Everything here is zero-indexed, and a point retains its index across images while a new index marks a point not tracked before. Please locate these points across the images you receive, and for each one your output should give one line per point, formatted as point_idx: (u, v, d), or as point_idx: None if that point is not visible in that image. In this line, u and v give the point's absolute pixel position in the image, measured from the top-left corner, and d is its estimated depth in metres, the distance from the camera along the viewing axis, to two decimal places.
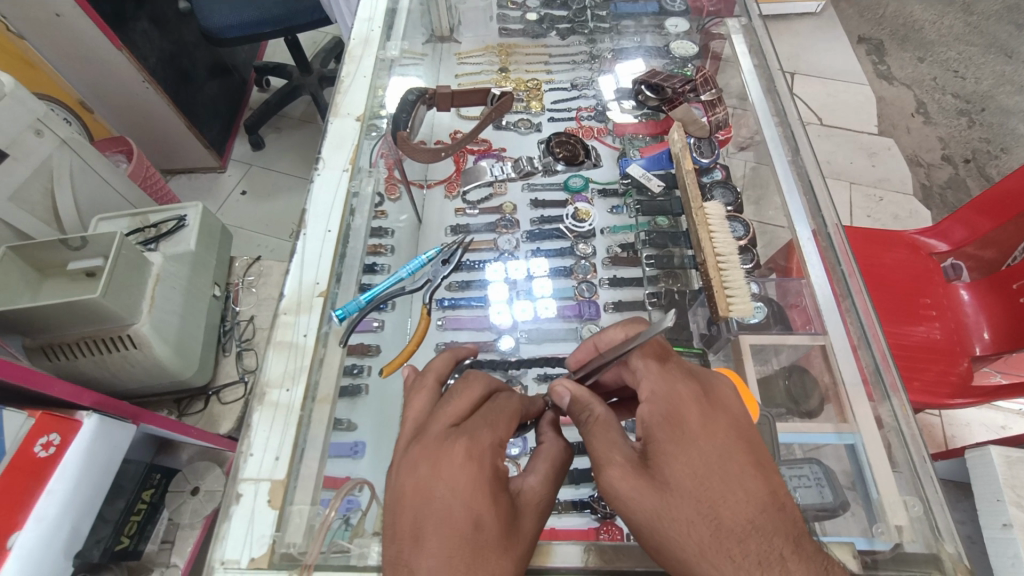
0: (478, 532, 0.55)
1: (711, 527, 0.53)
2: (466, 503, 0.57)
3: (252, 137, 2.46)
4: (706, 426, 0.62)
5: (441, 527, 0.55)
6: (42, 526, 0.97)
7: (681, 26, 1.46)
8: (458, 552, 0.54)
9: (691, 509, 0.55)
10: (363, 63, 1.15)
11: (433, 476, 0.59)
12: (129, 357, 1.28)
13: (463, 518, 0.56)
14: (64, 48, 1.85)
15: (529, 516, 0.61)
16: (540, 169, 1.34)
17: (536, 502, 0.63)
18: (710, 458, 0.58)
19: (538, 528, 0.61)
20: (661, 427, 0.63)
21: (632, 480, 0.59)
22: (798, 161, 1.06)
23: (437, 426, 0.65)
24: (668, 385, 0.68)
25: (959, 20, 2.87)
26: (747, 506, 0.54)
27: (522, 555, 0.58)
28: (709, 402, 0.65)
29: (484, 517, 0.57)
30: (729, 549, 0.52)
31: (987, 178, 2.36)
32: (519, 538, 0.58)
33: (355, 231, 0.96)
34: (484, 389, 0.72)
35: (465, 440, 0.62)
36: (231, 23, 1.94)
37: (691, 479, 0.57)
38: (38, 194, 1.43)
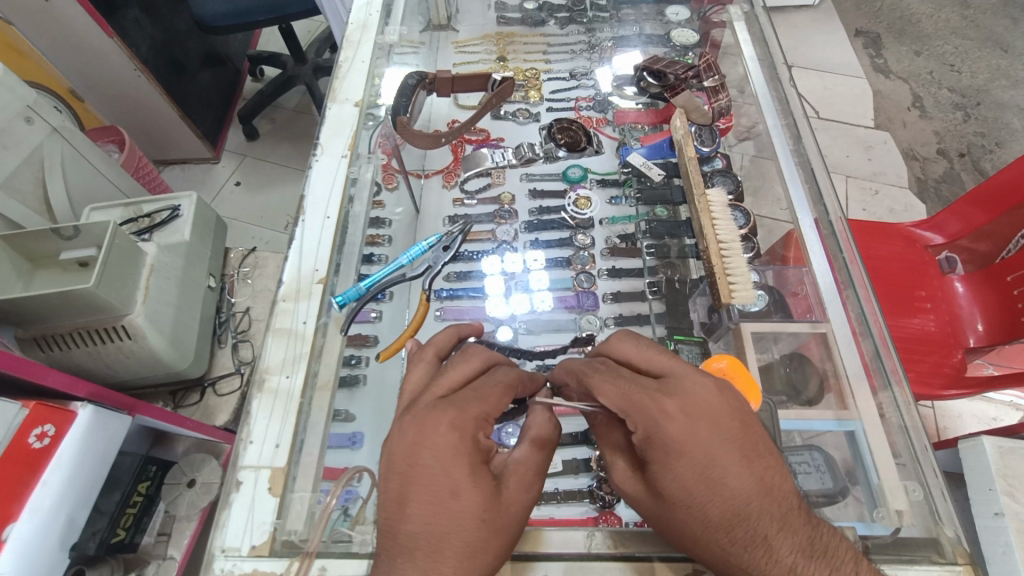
0: (455, 500, 0.57)
1: (707, 526, 0.58)
2: (446, 472, 0.58)
3: (246, 127, 2.43)
4: (684, 439, 0.60)
5: (423, 493, 0.57)
6: (37, 518, 0.96)
7: (681, 15, 1.44)
8: (438, 520, 0.56)
9: (687, 516, 0.60)
10: (361, 49, 1.14)
11: (419, 443, 0.60)
12: (123, 348, 1.27)
13: (443, 485, 0.58)
14: (54, 35, 1.82)
15: (517, 488, 0.62)
16: (540, 156, 1.33)
17: (523, 473, 0.63)
18: (695, 471, 0.59)
19: (525, 500, 0.62)
20: (647, 448, 0.62)
21: (635, 484, 0.66)
22: (800, 150, 1.06)
23: (428, 397, 0.66)
24: (642, 400, 0.63)
25: (955, 14, 2.87)
26: (734, 504, 0.57)
27: (508, 523, 0.60)
28: (686, 409, 0.61)
29: (467, 487, 0.58)
30: (720, 540, 0.58)
31: (982, 172, 2.37)
32: (505, 509, 0.60)
33: (354, 218, 0.95)
34: (482, 361, 0.72)
35: (452, 412, 0.62)
36: (222, 12, 1.90)
37: (683, 489, 0.59)
38: (29, 183, 1.40)
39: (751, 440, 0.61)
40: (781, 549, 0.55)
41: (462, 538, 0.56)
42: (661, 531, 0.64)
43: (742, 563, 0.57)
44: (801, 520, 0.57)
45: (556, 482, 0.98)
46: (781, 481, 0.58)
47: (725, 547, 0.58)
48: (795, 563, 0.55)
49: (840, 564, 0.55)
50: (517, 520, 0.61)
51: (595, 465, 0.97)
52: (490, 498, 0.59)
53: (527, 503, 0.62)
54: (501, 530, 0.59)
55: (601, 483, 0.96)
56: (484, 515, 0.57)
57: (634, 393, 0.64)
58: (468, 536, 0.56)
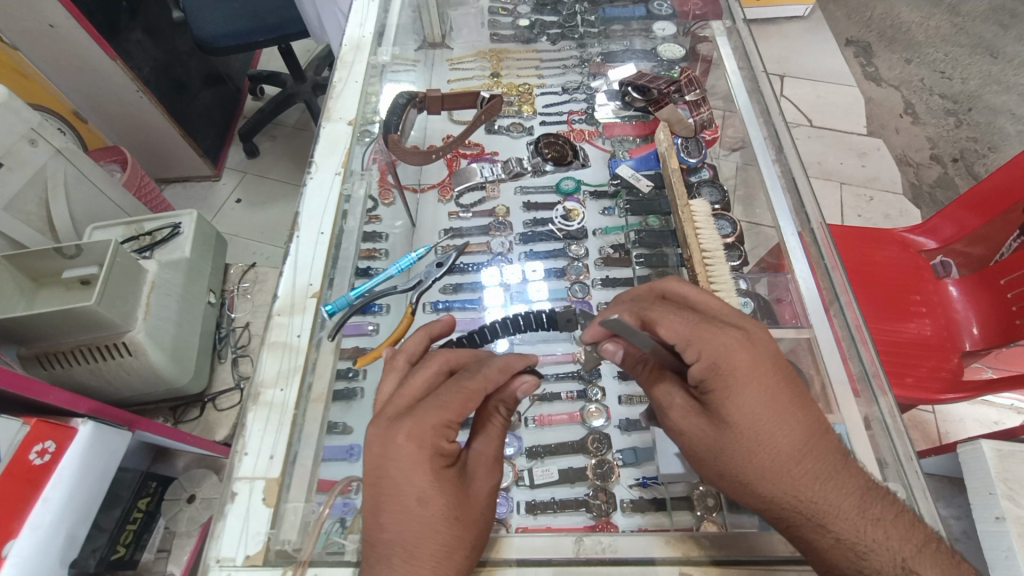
0: (423, 507, 0.60)
1: (773, 460, 0.64)
2: (412, 482, 0.60)
3: (246, 145, 2.47)
4: (752, 372, 0.66)
5: (392, 503, 0.60)
6: (38, 534, 0.97)
7: (668, 30, 1.48)
8: (413, 525, 0.59)
9: (753, 449, 0.65)
10: (355, 69, 1.17)
11: (384, 457, 0.61)
12: (125, 364, 1.29)
13: (410, 495, 0.60)
14: (58, 59, 1.86)
15: (484, 484, 0.67)
16: (529, 170, 1.36)
17: (487, 466, 0.69)
18: (762, 404, 0.65)
19: (490, 487, 0.68)
20: (712, 380, 0.66)
21: (692, 421, 0.71)
22: (783, 160, 1.09)
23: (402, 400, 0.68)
24: (709, 332, 0.67)
25: (945, 21, 2.91)
26: (797, 439, 0.64)
27: (478, 515, 0.64)
28: (750, 345, 0.67)
29: (434, 493, 0.61)
30: (785, 474, 0.64)
31: (976, 176, 2.39)
32: (476, 502, 0.64)
33: (348, 233, 0.97)
34: (442, 367, 0.72)
35: (409, 423, 0.62)
36: (223, 32, 1.95)
37: (749, 425, 0.65)
38: (33, 203, 1.43)
39: (804, 387, 0.68)
40: (844, 484, 0.63)
41: (440, 539, 0.59)
42: (721, 472, 0.69)
43: (809, 502, 0.62)
44: (851, 460, 0.65)
45: (552, 492, 0.97)
46: (831, 425, 0.67)
47: (794, 486, 0.63)
48: (860, 499, 0.62)
49: (892, 501, 0.63)
50: (485, 512, 0.66)
51: (592, 476, 0.98)
52: (458, 497, 0.62)
53: (492, 490, 0.68)
54: (475, 525, 0.63)
55: (597, 493, 0.95)
56: (456, 513, 0.61)
57: (699, 325, 0.68)
58: (440, 539, 0.59)
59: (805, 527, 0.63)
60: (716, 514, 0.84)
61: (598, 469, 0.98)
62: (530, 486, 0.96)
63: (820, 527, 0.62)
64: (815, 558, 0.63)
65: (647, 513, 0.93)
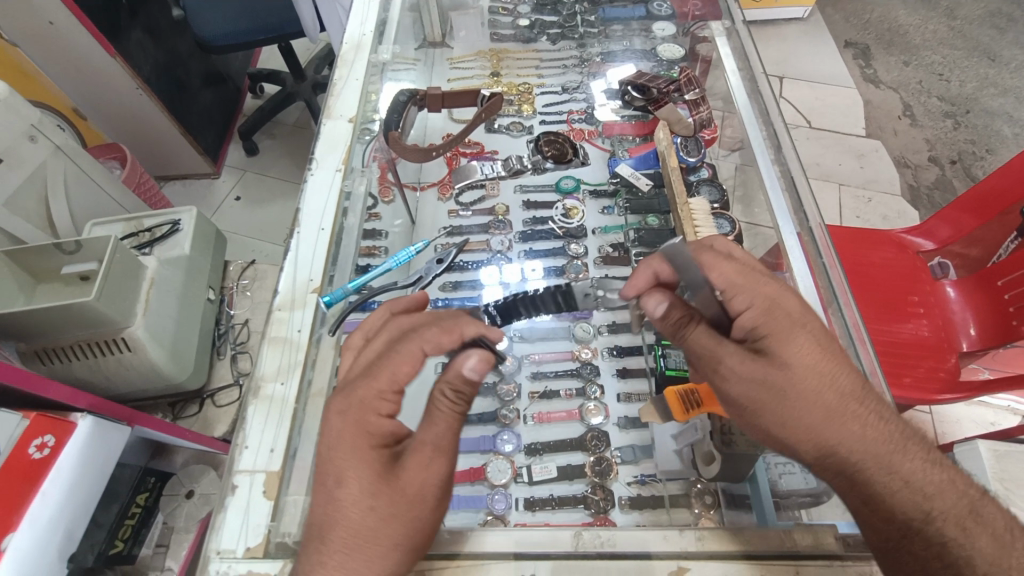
0: (339, 487, 0.60)
1: (832, 407, 0.65)
2: (335, 458, 0.61)
3: (246, 143, 2.48)
4: (800, 319, 0.69)
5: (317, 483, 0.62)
6: (36, 529, 0.97)
7: (667, 30, 1.49)
8: (327, 505, 0.60)
9: (814, 396, 0.65)
10: (355, 67, 1.17)
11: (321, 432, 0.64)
12: (123, 361, 1.29)
13: (331, 473, 0.61)
14: (58, 56, 1.86)
15: (415, 471, 0.61)
16: (528, 168, 1.36)
17: (425, 455, 0.61)
18: (817, 351, 0.67)
19: (425, 479, 0.61)
20: (768, 324, 0.68)
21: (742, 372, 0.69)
22: (781, 160, 1.10)
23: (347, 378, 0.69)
24: (757, 279, 0.71)
25: (943, 24, 2.92)
26: (851, 386, 0.66)
27: (398, 505, 0.59)
28: (791, 298, 0.71)
29: (348, 473, 0.60)
30: (847, 420, 0.64)
31: (974, 178, 2.40)
32: (397, 489, 0.60)
33: (348, 230, 0.97)
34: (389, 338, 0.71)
35: (339, 398, 0.65)
36: (224, 30, 1.95)
37: (808, 370, 0.66)
38: (32, 200, 1.43)
39: None
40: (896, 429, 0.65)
41: (350, 523, 0.58)
42: (779, 430, 0.67)
43: (871, 450, 0.63)
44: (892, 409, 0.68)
45: (551, 488, 0.99)
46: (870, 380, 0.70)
47: (855, 434, 0.64)
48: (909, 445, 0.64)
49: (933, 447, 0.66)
50: (412, 503, 0.60)
51: (590, 473, 0.98)
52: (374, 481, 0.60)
53: (430, 481, 0.61)
54: (395, 515, 0.59)
55: (595, 489, 0.96)
56: (367, 498, 0.59)
57: (749, 273, 0.72)
58: (352, 524, 0.59)
59: (865, 478, 0.63)
60: (714, 512, 0.88)
61: (597, 466, 0.99)
62: (528, 483, 0.97)
63: (881, 476, 0.62)
64: (880, 505, 0.62)
65: (644, 510, 0.93)
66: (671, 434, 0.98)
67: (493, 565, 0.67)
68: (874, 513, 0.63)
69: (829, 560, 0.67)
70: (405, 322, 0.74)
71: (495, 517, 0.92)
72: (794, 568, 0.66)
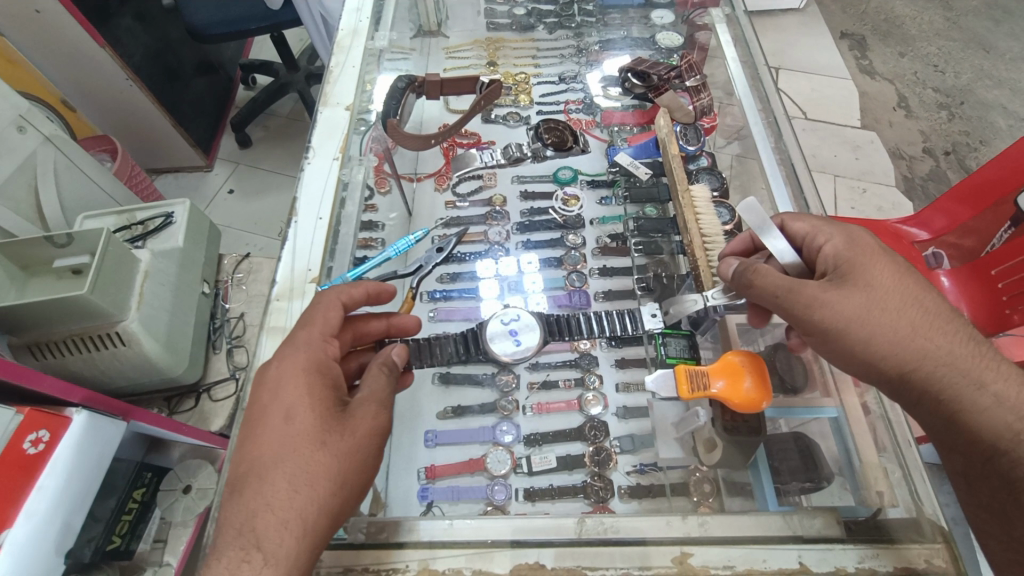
0: (289, 423, 0.64)
1: (908, 336, 0.70)
2: (293, 398, 0.66)
3: (238, 135, 2.44)
4: (874, 253, 0.75)
5: (262, 426, 0.65)
6: (32, 523, 0.96)
7: (666, 18, 1.47)
8: (278, 441, 0.63)
9: (895, 323, 0.70)
10: (352, 54, 1.16)
11: (278, 378, 0.68)
12: (118, 354, 1.28)
13: (282, 408, 0.65)
14: (45, 44, 1.82)
15: (367, 417, 0.68)
16: (528, 156, 1.34)
17: (374, 407, 0.69)
18: (893, 279, 0.73)
19: (372, 424, 0.68)
20: (848, 254, 0.76)
21: (834, 292, 0.72)
22: (782, 147, 1.12)
23: (305, 334, 0.73)
24: (834, 224, 0.82)
25: (938, 15, 2.92)
26: (918, 318, 0.71)
27: (350, 447, 0.65)
28: (858, 238, 0.78)
29: (304, 408, 0.66)
30: (924, 345, 0.69)
31: (967, 169, 2.41)
32: (350, 432, 0.66)
33: (346, 219, 0.96)
34: (341, 306, 0.77)
35: (303, 348, 0.71)
36: (215, 20, 1.92)
37: (883, 293, 0.72)
38: (22, 191, 1.41)
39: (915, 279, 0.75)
40: (968, 357, 0.68)
41: (304, 457, 0.62)
42: (872, 352, 0.71)
43: (960, 364, 0.68)
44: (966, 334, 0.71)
45: (550, 479, 0.98)
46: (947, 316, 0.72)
47: (932, 351, 0.69)
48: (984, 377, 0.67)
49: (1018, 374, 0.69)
50: (362, 447, 0.66)
51: (589, 463, 0.99)
52: (328, 421, 0.65)
53: (377, 428, 0.68)
54: (349, 456, 0.64)
55: (595, 479, 0.96)
56: (320, 433, 0.64)
57: (822, 221, 0.83)
58: (302, 460, 0.62)
59: (945, 400, 0.68)
60: (714, 500, 0.87)
61: (596, 456, 0.99)
62: (528, 474, 0.97)
63: (955, 399, 0.67)
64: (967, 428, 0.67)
65: (644, 499, 0.93)
66: (673, 423, 0.97)
67: (494, 554, 0.66)
68: (954, 434, 0.68)
69: (829, 543, 0.66)
70: (343, 292, 0.78)
71: (494, 507, 0.92)
72: (796, 550, 0.65)
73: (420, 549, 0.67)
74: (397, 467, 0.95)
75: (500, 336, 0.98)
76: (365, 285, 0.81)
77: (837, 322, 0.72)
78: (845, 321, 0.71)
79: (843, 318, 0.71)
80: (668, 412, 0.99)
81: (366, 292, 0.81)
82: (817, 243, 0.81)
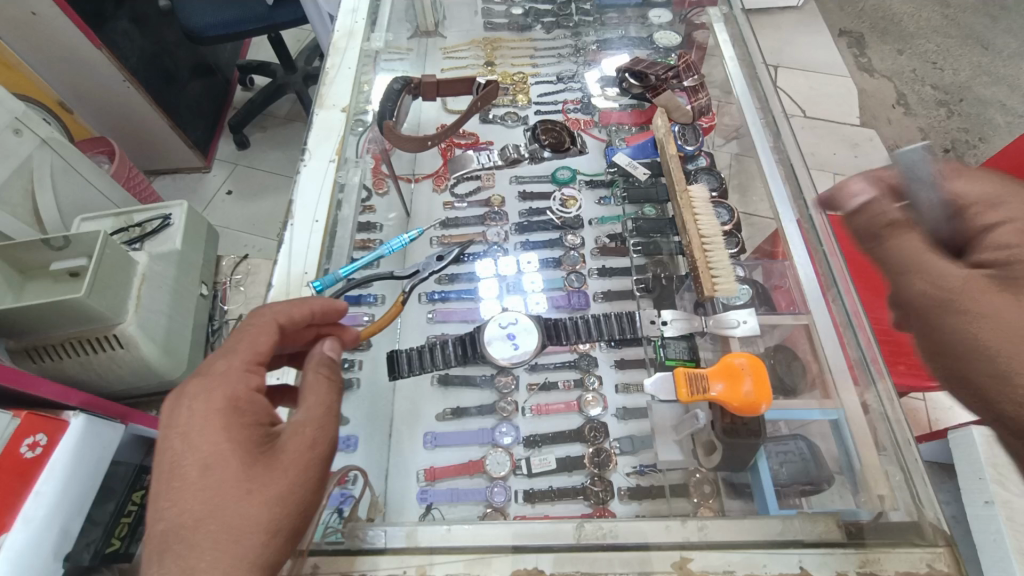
0: (208, 473, 0.56)
1: None
2: (211, 442, 0.58)
3: (236, 136, 2.44)
4: None
5: (175, 480, 0.56)
6: (30, 528, 0.94)
7: (664, 17, 1.47)
8: (195, 496, 0.55)
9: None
10: (348, 55, 1.16)
11: (190, 421, 0.59)
12: (115, 358, 1.27)
13: (198, 457, 0.57)
14: (42, 46, 1.82)
15: (300, 451, 0.61)
16: (526, 157, 1.32)
17: (306, 436, 0.62)
18: None
19: (307, 458, 0.61)
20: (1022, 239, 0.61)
21: (973, 281, 0.60)
22: (781, 147, 1.11)
23: (222, 364, 0.64)
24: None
25: (936, 12, 2.91)
26: None
27: (282, 487, 0.58)
28: None
29: (223, 453, 0.57)
30: None
31: (966, 166, 2.40)
32: (282, 472, 0.58)
33: (343, 221, 0.96)
34: (271, 324, 0.69)
35: (219, 383, 0.62)
36: (212, 21, 1.91)
37: None
38: (19, 194, 1.40)
39: None
40: None
41: (228, 509, 0.55)
42: (967, 358, 0.60)
43: None
44: None
45: (550, 481, 0.98)
46: None
47: None
48: None
49: None
50: (296, 485, 0.59)
51: (589, 464, 0.98)
52: (253, 464, 0.58)
53: (312, 460, 0.61)
54: (282, 498, 0.57)
55: (594, 480, 0.96)
56: (243, 480, 0.56)
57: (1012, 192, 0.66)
58: (228, 513, 0.55)
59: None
60: (715, 500, 0.88)
61: (595, 457, 0.99)
62: (528, 476, 0.97)
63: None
64: None
65: (644, 500, 0.94)
66: (672, 424, 0.98)
67: (494, 559, 0.66)
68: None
69: (830, 548, 0.66)
70: (281, 312, 0.71)
71: (495, 509, 0.93)
72: (797, 554, 0.65)
73: (420, 554, 0.67)
74: (397, 470, 0.96)
75: (498, 339, 1.00)
76: (309, 303, 0.74)
77: (953, 317, 0.61)
78: (944, 292, 0.61)
79: (965, 311, 0.60)
80: (666, 414, 0.99)
81: (310, 311, 0.74)
82: (988, 217, 0.65)
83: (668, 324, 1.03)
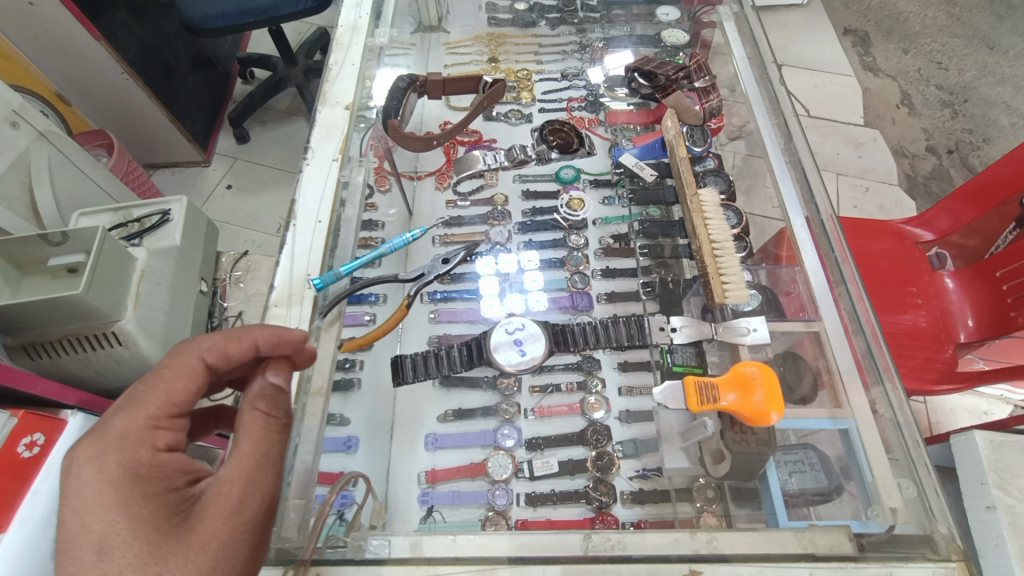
0: (108, 556, 0.52)
1: None
2: (112, 520, 0.53)
3: (236, 131, 2.42)
4: None
5: (66, 566, 0.52)
6: (27, 528, 0.89)
7: (671, 15, 1.45)
8: None
9: None
10: (351, 52, 1.13)
11: (85, 494, 0.54)
12: (114, 354, 1.26)
13: (96, 540, 0.53)
14: (40, 37, 1.79)
15: (222, 518, 0.57)
16: (533, 157, 1.32)
17: (232, 498, 0.58)
18: None
19: (231, 524, 0.57)
20: None
21: None
22: (791, 149, 1.09)
23: (122, 422, 0.58)
24: None
25: (942, 12, 2.89)
26: None
27: (198, 563, 0.54)
28: None
29: (124, 533, 0.53)
30: None
31: (971, 168, 2.39)
32: (198, 545, 0.55)
33: (346, 221, 0.95)
34: (197, 365, 0.64)
35: (120, 448, 0.57)
36: (210, 14, 1.89)
37: None
38: (15, 188, 1.38)
39: None
40: None
41: None
42: None
43: None
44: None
45: (551, 484, 0.98)
46: None
47: None
48: None
49: None
50: (217, 556, 0.56)
51: (591, 468, 0.97)
52: (162, 541, 0.54)
53: (238, 525, 0.58)
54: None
55: (597, 484, 0.96)
56: (149, 563, 0.52)
57: None
58: None
59: None
60: (719, 506, 0.87)
61: (598, 461, 0.98)
62: (530, 478, 0.97)
63: None
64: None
65: (646, 504, 0.94)
66: (679, 431, 0.97)
67: (497, 571, 0.65)
68: None
69: (841, 562, 0.65)
70: (209, 348, 0.65)
71: (496, 513, 0.92)
72: (807, 568, 0.64)
73: (421, 567, 0.65)
74: (397, 473, 0.96)
75: (504, 346, 0.99)
76: (252, 334, 0.68)
77: None
78: None
79: None
80: (673, 420, 0.97)
81: (251, 343, 0.68)
82: None
83: (677, 330, 1.03)
